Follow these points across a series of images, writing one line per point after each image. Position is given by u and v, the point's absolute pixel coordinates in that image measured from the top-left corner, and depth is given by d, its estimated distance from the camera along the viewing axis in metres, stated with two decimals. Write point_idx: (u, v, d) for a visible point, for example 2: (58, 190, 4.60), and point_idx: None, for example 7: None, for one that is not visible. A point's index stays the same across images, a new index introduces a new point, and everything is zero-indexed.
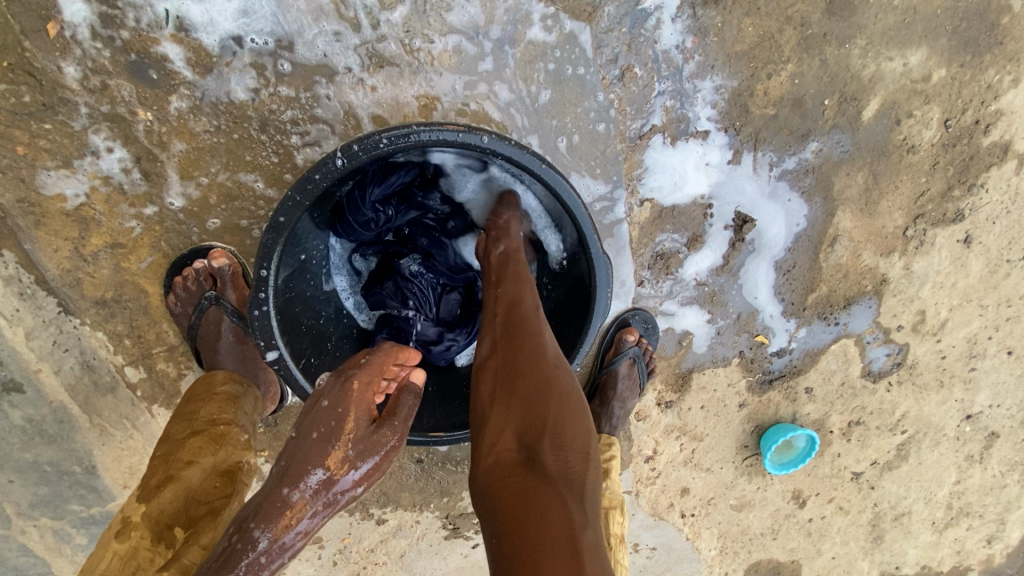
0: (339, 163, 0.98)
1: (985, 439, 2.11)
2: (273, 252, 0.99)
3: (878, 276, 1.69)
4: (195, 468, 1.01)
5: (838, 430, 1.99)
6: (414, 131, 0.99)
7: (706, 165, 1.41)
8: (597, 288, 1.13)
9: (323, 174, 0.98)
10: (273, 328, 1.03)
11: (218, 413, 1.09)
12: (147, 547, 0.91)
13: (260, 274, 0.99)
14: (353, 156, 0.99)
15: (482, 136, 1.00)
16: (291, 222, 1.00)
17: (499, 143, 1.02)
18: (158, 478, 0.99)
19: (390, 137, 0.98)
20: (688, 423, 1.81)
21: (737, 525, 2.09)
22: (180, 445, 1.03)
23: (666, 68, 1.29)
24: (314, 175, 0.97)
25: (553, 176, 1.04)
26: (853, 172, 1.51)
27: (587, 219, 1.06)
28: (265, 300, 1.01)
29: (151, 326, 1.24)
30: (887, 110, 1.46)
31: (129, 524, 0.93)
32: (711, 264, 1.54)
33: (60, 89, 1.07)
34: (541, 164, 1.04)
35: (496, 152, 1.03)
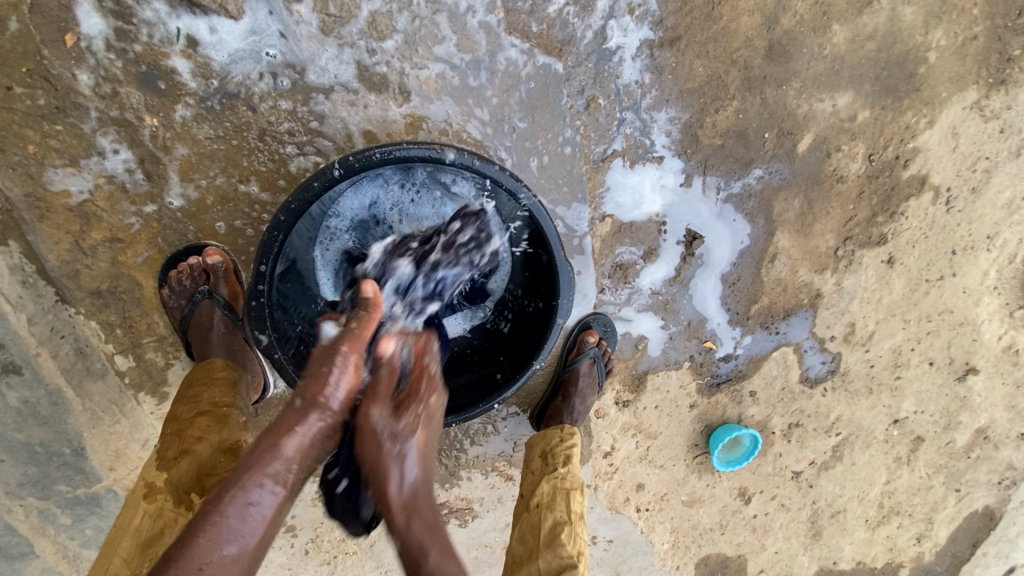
0: (336, 173, 1.10)
1: (910, 443, 2.33)
2: (271, 250, 1.11)
3: (813, 291, 1.90)
4: (205, 444, 1.13)
5: (779, 431, 2.18)
6: (403, 146, 1.12)
7: (661, 187, 1.58)
8: (562, 292, 1.26)
9: (321, 182, 1.10)
10: (267, 318, 1.15)
11: (222, 395, 1.19)
12: (170, 509, 1.04)
13: (259, 269, 1.12)
14: (349, 165, 1.11)
15: (463, 156, 1.14)
16: (289, 223, 1.12)
17: (479, 161, 1.15)
18: (175, 451, 1.11)
19: (382, 152, 1.11)
20: (644, 422, 1.96)
21: (688, 520, 2.25)
22: (189, 423, 1.14)
23: (627, 100, 1.45)
24: (312, 182, 1.09)
25: (524, 193, 1.18)
26: (790, 197, 1.71)
27: (553, 230, 1.20)
28: (263, 292, 1.13)
29: (143, 317, 1.31)
30: (818, 144, 1.66)
31: (154, 489, 1.06)
32: (665, 275, 1.70)
33: (73, 94, 1.17)
34: (514, 182, 1.18)
35: (477, 168, 1.16)
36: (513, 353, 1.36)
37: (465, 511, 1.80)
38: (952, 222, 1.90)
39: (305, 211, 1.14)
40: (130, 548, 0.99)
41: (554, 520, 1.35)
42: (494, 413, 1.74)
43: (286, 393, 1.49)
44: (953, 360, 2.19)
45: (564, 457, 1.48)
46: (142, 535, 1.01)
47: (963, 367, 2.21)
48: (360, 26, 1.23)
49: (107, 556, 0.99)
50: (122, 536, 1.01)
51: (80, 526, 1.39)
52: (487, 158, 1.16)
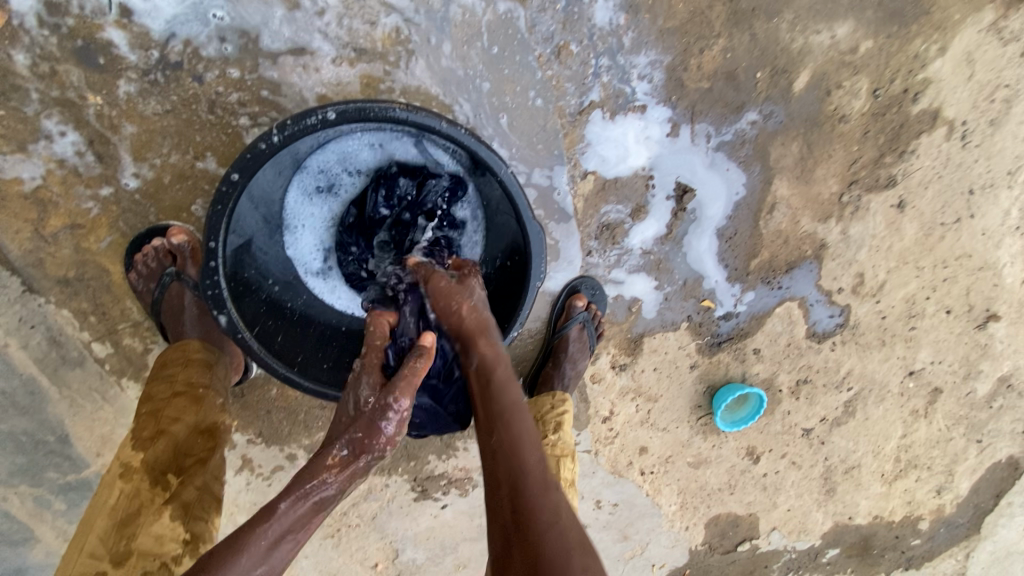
0: (276, 139, 1.04)
1: (927, 395, 2.25)
2: (218, 226, 1.07)
3: (817, 241, 1.80)
4: (181, 425, 1.14)
5: (786, 388, 2.12)
6: (345, 104, 1.04)
7: (646, 138, 1.48)
8: (533, 255, 1.20)
9: (260, 149, 1.04)
10: (224, 296, 1.11)
11: (197, 377, 1.20)
12: (147, 488, 1.06)
13: (209, 246, 1.07)
14: (290, 129, 1.04)
15: (411, 111, 1.05)
16: (232, 195, 1.07)
17: (428, 115, 1.06)
18: (150, 432, 1.12)
19: (321, 114, 1.03)
20: (643, 385, 1.91)
21: (695, 481, 2.23)
22: (165, 404, 1.15)
23: (601, 45, 1.35)
24: (254, 150, 1.04)
25: (482, 148, 1.10)
26: (787, 141, 1.60)
27: (516, 187, 1.12)
28: (216, 269, 1.09)
29: (115, 303, 1.30)
30: (817, 81, 1.54)
31: (131, 467, 1.07)
32: (656, 233, 1.62)
33: (11, 75, 1.13)
34: (468, 136, 1.09)
35: (425, 124, 1.07)
36: None
37: (464, 480, 1.80)
38: (969, 159, 1.76)
39: (250, 180, 1.08)
40: (106, 526, 1.00)
41: None
42: None
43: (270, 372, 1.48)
44: (972, 307, 2.08)
45: (556, 423, 1.45)
46: (118, 513, 1.01)
47: (983, 315, 2.10)
48: None
49: (83, 534, 1.00)
50: (98, 516, 1.02)
51: (76, 511, 1.42)
52: (437, 112, 1.07)
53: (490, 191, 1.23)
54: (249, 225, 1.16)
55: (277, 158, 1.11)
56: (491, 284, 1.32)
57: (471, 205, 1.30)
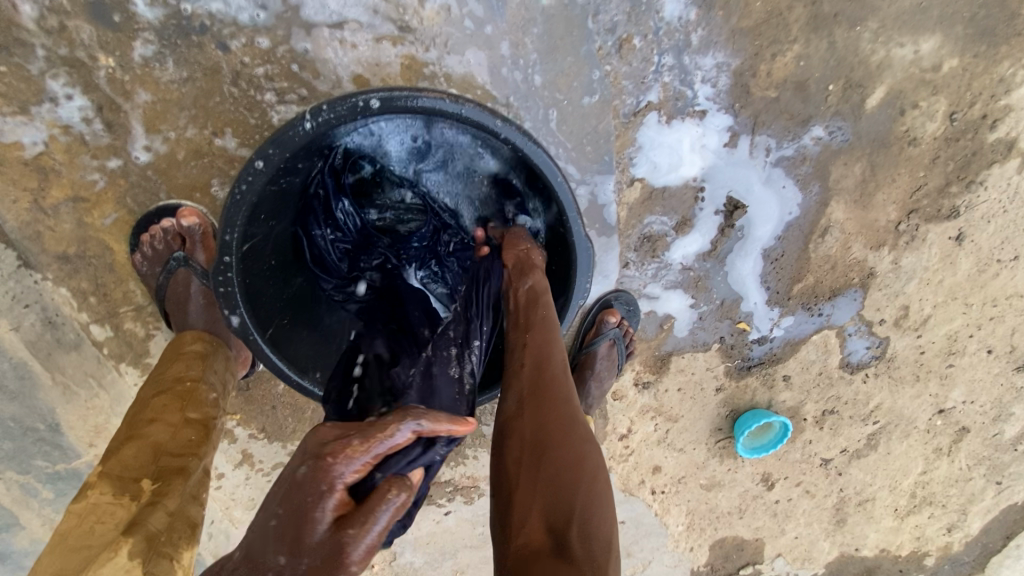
0: (308, 125, 0.95)
1: (954, 434, 2.16)
2: (236, 219, 0.97)
3: (865, 270, 1.69)
4: (158, 425, 1.04)
5: (811, 417, 2.02)
6: (389, 92, 0.95)
7: (702, 147, 1.36)
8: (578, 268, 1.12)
9: (290, 137, 0.95)
10: (238, 296, 1.03)
11: (185, 371, 1.10)
12: (108, 502, 0.95)
13: (225, 239, 0.99)
14: (325, 115, 0.95)
15: (462, 104, 0.97)
16: (254, 186, 0.97)
17: (481, 111, 0.98)
18: (123, 438, 1.04)
19: (359, 103, 0.95)
20: (664, 404, 1.82)
21: (705, 503, 2.15)
22: (152, 401, 1.06)
23: (666, 41, 1.22)
24: (284, 136, 0.94)
25: (535, 151, 1.02)
26: (851, 161, 1.47)
27: (571, 200, 1.05)
28: (230, 264, 1.00)
29: (118, 285, 1.21)
30: (891, 99, 1.41)
31: (93, 481, 0.97)
32: (699, 248, 1.51)
33: (14, 28, 1.01)
34: (522, 137, 1.01)
35: (478, 122, 0.99)
36: None
37: (471, 489, 1.72)
38: None
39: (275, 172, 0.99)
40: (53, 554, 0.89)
41: None
42: None
43: None
44: (1015, 349, 1.97)
45: None
46: (81, 535, 0.91)
47: None
48: None
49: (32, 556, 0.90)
50: (51, 539, 0.92)
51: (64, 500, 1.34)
52: (490, 110, 0.99)
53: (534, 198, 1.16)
54: (270, 216, 1.07)
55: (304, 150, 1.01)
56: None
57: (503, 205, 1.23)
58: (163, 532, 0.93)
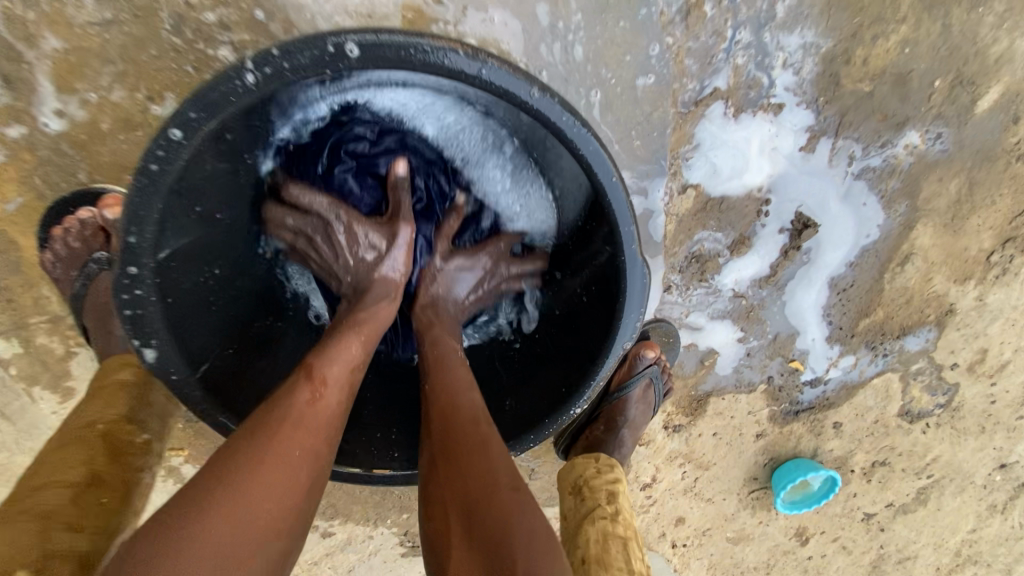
0: (249, 79, 0.71)
1: (1013, 490, 1.92)
2: (145, 215, 0.76)
3: (944, 305, 1.42)
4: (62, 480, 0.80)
5: (860, 469, 1.76)
6: (380, 36, 0.69)
7: (772, 149, 1.10)
8: (624, 298, 0.86)
9: (228, 94, 0.72)
10: (151, 316, 0.82)
11: (102, 413, 0.88)
12: None
13: (128, 242, 0.78)
14: (276, 65, 0.71)
15: (483, 61, 0.70)
16: (171, 170, 0.75)
17: (512, 73, 0.71)
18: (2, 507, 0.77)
19: (315, 53, 0.69)
20: (695, 450, 1.56)
21: (729, 558, 1.89)
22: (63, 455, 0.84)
23: (745, 11, 0.98)
24: (212, 92, 0.71)
25: (578, 137, 0.75)
26: (946, 177, 1.21)
27: (624, 203, 0.79)
28: (138, 275, 0.79)
29: (27, 289, 0.97)
30: (1006, 103, 1.15)
31: None
32: (756, 273, 1.25)
33: None
34: (564, 118, 0.74)
35: (507, 91, 0.73)
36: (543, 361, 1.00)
37: None
38: None
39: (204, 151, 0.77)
40: None
41: None
42: None
43: None
44: None
45: (608, 492, 1.09)
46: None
47: None
48: None
49: None
50: None
51: None
52: (525, 74, 0.72)
53: (574, 198, 0.90)
54: (200, 214, 0.85)
55: (248, 117, 0.79)
56: (553, 328, 1.01)
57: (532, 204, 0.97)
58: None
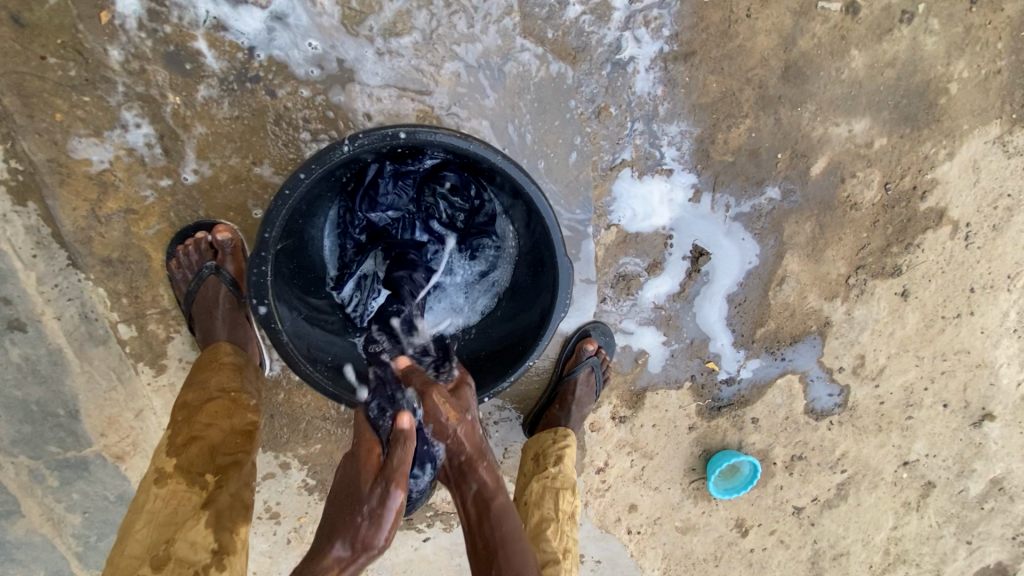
0: (345, 149, 1.04)
1: (921, 487, 2.12)
2: (276, 220, 1.07)
3: (822, 318, 1.85)
4: (214, 428, 1.15)
5: (781, 462, 2.06)
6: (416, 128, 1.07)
7: (670, 200, 1.57)
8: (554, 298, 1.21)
9: (326, 159, 1.04)
10: (267, 289, 1.11)
11: (227, 382, 1.22)
12: (184, 489, 1.07)
13: (261, 237, 1.07)
14: (358, 140, 1.05)
15: (470, 140, 1.09)
16: (295, 194, 1.06)
17: (485, 147, 1.10)
18: (183, 438, 1.14)
19: (356, 139, 1.04)
20: (640, 439, 1.93)
21: (681, 548, 2.15)
22: (198, 409, 1.17)
23: (638, 111, 1.45)
24: (323, 153, 1.04)
25: (530, 185, 1.13)
26: (801, 221, 1.68)
27: (556, 224, 1.14)
28: (265, 260, 1.09)
29: (150, 289, 1.30)
30: (832, 169, 1.64)
31: (165, 473, 1.09)
32: (669, 289, 1.69)
33: (103, 68, 1.14)
34: (519, 171, 1.13)
35: (480, 154, 1.11)
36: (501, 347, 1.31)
37: (451, 514, 1.78)
38: (971, 259, 1.80)
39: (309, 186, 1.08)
40: (146, 529, 1.03)
41: (540, 517, 1.39)
42: (486, 416, 1.73)
43: (281, 376, 1.50)
44: (968, 404, 2.01)
45: (556, 457, 1.49)
46: (155, 518, 1.03)
47: (979, 413, 2.02)
48: (381, 22, 1.22)
49: (126, 533, 1.04)
50: (136, 520, 1.04)
51: (66, 490, 1.38)
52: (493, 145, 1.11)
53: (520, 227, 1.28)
54: (291, 231, 1.17)
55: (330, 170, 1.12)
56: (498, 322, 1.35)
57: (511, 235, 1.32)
58: (229, 509, 1.06)
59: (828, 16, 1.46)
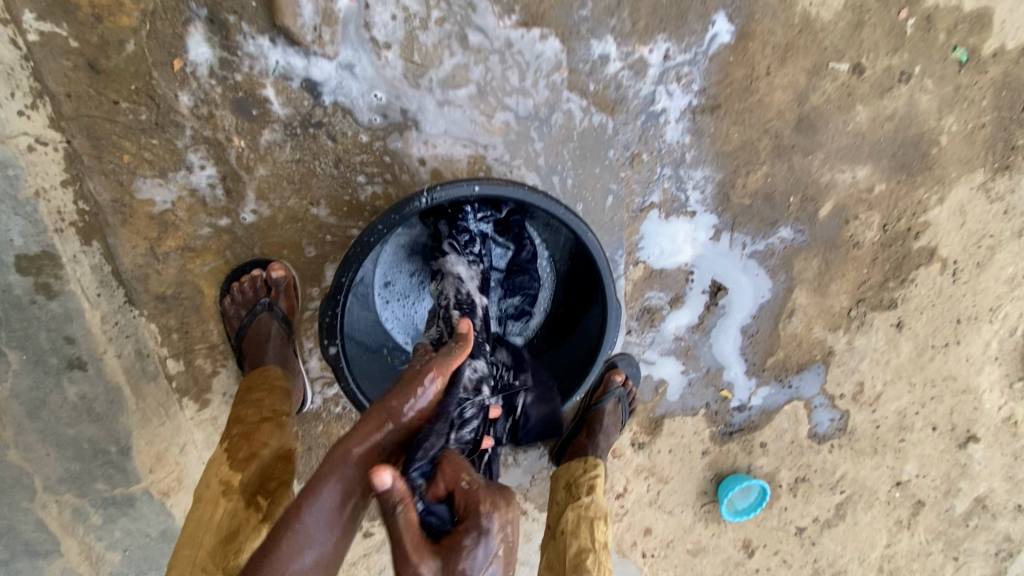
0: (424, 201, 1.11)
1: (912, 506, 2.24)
2: (354, 265, 1.14)
3: (826, 348, 1.96)
4: (268, 449, 1.18)
5: (786, 484, 2.15)
6: (489, 182, 1.15)
7: (692, 239, 1.68)
8: (606, 335, 1.32)
9: (407, 210, 1.12)
10: (338, 329, 1.19)
11: (279, 404, 1.24)
12: (243, 509, 1.10)
13: (340, 281, 1.15)
14: (436, 194, 1.13)
15: (539, 194, 1.17)
16: (374, 242, 1.14)
17: (551, 201, 1.19)
18: (243, 454, 1.15)
19: (432, 194, 1.11)
20: (657, 465, 1.99)
21: (691, 570, 2.21)
22: (255, 428, 1.19)
23: (667, 157, 1.55)
24: (404, 205, 1.11)
25: (588, 235, 1.21)
26: (809, 258, 1.80)
27: (610, 271, 1.24)
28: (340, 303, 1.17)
29: (199, 324, 1.35)
30: (838, 211, 1.76)
31: (228, 488, 1.10)
32: (688, 321, 1.78)
33: (173, 113, 1.23)
34: (579, 221, 1.21)
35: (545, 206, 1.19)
36: (551, 376, 1.43)
37: None
38: (958, 293, 1.95)
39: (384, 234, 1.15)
40: (213, 542, 1.05)
41: (579, 546, 1.40)
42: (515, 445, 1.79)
43: (321, 409, 1.51)
44: (955, 427, 2.15)
45: (588, 486, 1.53)
46: (223, 531, 1.06)
47: (964, 435, 2.16)
48: (440, 74, 1.31)
49: (190, 548, 1.04)
50: (202, 531, 1.06)
51: (108, 527, 1.40)
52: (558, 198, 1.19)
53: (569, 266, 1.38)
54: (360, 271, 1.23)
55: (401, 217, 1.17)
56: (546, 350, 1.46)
57: (550, 284, 1.46)
58: None
59: (837, 75, 1.60)
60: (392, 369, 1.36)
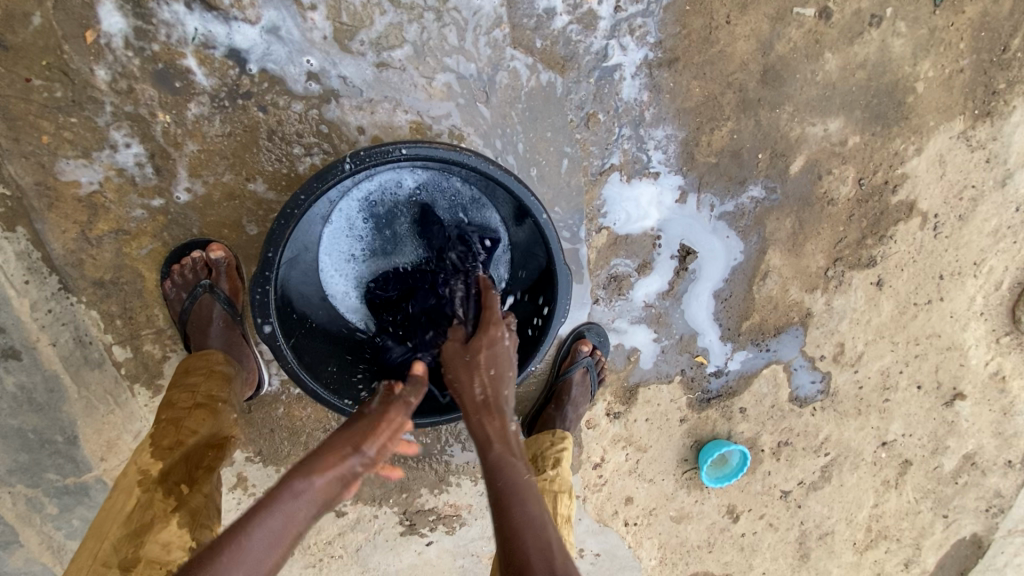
0: (348, 166, 1.13)
1: (899, 466, 2.22)
2: (279, 239, 1.15)
3: (803, 309, 1.90)
4: (197, 437, 1.17)
5: (768, 449, 2.12)
6: (417, 144, 1.16)
7: (658, 202, 1.62)
8: (559, 299, 1.29)
9: (333, 175, 1.13)
10: (270, 307, 1.19)
11: (216, 390, 1.24)
12: (159, 499, 1.06)
13: (266, 256, 1.16)
14: (360, 159, 1.14)
15: (468, 154, 1.17)
16: (300, 213, 1.15)
17: (483, 161, 1.19)
18: (169, 441, 1.15)
19: (355, 159, 1.13)
20: (634, 434, 1.98)
21: (675, 536, 2.20)
22: (185, 414, 1.18)
23: (625, 117, 1.50)
24: (328, 172, 1.12)
25: (525, 193, 1.20)
26: (782, 217, 1.74)
27: (554, 231, 1.22)
28: (269, 279, 1.17)
29: (143, 310, 1.37)
30: (810, 167, 1.69)
31: (147, 477, 1.08)
32: (658, 288, 1.74)
33: (90, 88, 1.22)
34: (514, 179, 1.20)
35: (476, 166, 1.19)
36: None
37: (452, 517, 1.80)
38: (940, 248, 1.88)
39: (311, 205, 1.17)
40: (120, 533, 1.02)
41: None
42: None
43: (280, 391, 1.51)
44: (941, 385, 2.11)
45: (554, 459, 1.51)
46: (132, 523, 1.03)
47: (950, 393, 2.12)
48: (371, 36, 1.29)
49: (95, 540, 1.02)
50: (113, 521, 1.04)
51: (66, 516, 1.46)
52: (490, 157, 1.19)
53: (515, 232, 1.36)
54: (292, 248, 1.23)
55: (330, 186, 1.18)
56: None
57: (505, 265, 1.41)
58: (203, 510, 1.11)
59: (802, 21, 1.53)
60: (337, 348, 1.36)
